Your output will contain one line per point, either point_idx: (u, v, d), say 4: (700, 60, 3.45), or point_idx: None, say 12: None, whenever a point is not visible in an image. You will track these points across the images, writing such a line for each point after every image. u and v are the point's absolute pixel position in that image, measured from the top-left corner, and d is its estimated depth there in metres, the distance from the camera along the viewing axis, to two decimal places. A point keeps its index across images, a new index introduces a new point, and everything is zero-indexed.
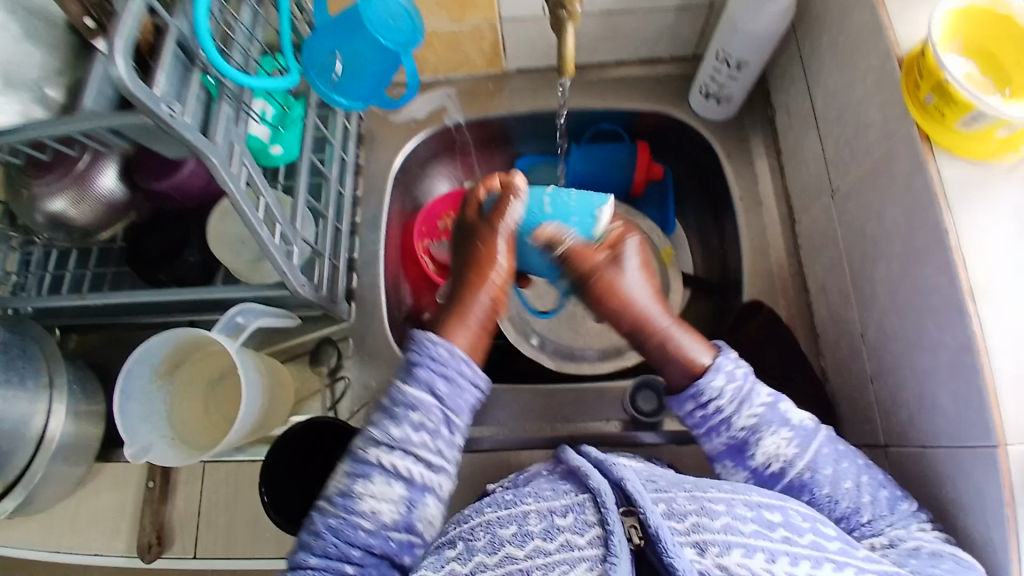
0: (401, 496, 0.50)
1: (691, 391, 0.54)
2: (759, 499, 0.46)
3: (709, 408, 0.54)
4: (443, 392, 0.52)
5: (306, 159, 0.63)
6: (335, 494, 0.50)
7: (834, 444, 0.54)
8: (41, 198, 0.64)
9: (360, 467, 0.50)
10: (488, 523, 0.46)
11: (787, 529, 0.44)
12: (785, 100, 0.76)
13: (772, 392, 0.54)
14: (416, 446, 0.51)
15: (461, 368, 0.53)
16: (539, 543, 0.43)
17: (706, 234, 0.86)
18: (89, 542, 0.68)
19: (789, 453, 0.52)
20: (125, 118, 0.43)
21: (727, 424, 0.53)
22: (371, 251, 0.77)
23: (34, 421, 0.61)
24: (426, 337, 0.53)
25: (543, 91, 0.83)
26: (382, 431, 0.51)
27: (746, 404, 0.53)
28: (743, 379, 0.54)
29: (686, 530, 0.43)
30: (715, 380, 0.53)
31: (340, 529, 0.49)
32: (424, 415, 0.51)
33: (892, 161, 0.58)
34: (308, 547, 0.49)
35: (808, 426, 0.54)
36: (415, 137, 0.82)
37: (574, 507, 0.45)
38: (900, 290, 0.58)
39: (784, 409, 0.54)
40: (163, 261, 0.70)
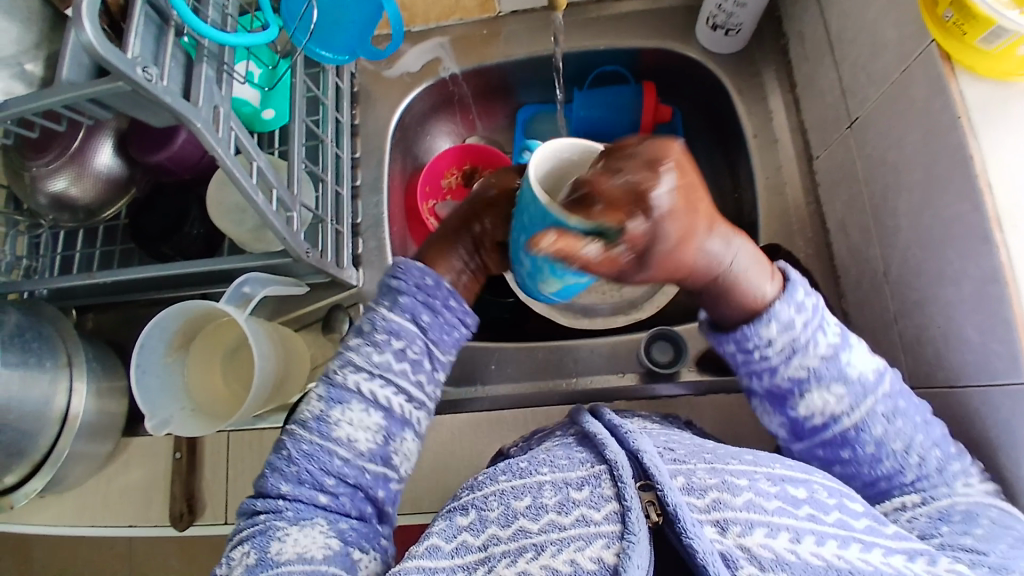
0: (378, 425, 0.51)
1: (734, 336, 0.52)
2: (782, 473, 0.45)
3: (753, 354, 0.52)
4: (426, 323, 0.53)
5: (298, 122, 0.61)
6: (309, 419, 0.51)
7: (890, 400, 0.51)
8: (40, 179, 0.64)
9: (337, 392, 0.51)
10: (501, 493, 0.46)
11: (812, 506, 0.43)
12: (798, 26, 0.72)
13: (833, 343, 0.52)
14: (396, 375, 0.52)
15: (446, 300, 0.55)
16: (553, 517, 0.43)
17: (719, 175, 0.82)
18: (124, 513, 0.71)
19: (838, 408, 0.51)
20: (102, 85, 0.42)
21: (771, 372, 0.52)
22: (375, 214, 0.75)
23: (58, 401, 0.62)
24: (410, 264, 0.55)
25: (540, 34, 0.79)
26: (362, 356, 0.52)
27: (798, 355, 0.51)
28: (801, 329, 0.51)
29: (706, 507, 0.42)
30: (765, 329, 0.51)
31: (314, 454, 0.49)
32: (407, 343, 0.53)
33: (913, 85, 0.54)
34: (280, 473, 0.49)
35: (868, 380, 0.52)
36: (411, 92, 0.79)
37: (590, 480, 0.45)
38: (923, 223, 0.55)
39: (845, 361, 0.51)
40: (167, 236, 0.69)
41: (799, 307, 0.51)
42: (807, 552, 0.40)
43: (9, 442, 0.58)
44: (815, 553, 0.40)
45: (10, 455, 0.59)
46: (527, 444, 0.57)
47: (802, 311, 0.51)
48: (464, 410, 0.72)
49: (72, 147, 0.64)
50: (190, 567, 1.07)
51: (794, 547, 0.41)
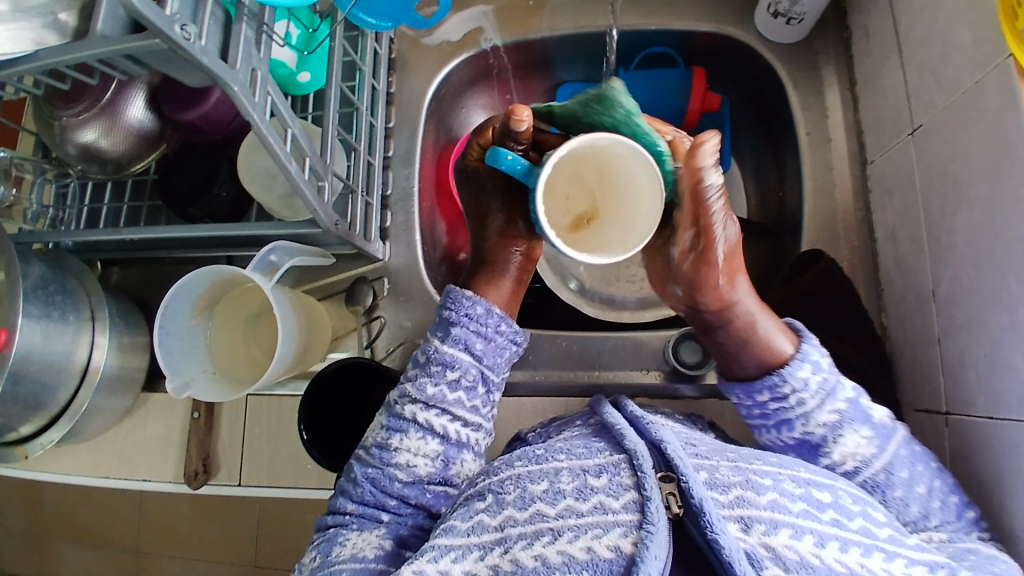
0: (436, 451, 0.51)
1: (769, 383, 0.52)
2: (808, 477, 0.44)
3: (788, 400, 0.52)
4: (480, 351, 0.53)
5: (335, 87, 0.58)
6: (371, 446, 0.51)
7: (910, 446, 0.52)
8: (69, 129, 0.63)
9: (397, 421, 0.52)
10: (519, 477, 0.45)
11: (836, 511, 0.42)
12: (865, 18, 0.68)
13: (855, 388, 0.52)
14: (452, 404, 0.52)
15: (498, 325, 0.54)
16: (571, 502, 0.42)
17: (764, 171, 0.79)
18: (139, 469, 0.71)
19: (867, 453, 0.51)
20: (136, 41, 0.40)
21: (804, 419, 0.52)
22: (405, 186, 0.73)
23: (78, 355, 0.62)
24: (461, 293, 0.55)
25: (588, 9, 0.75)
26: (417, 387, 0.52)
27: (829, 399, 0.51)
28: (828, 372, 0.52)
29: (730, 504, 0.41)
30: (799, 371, 0.52)
31: (377, 479, 0.50)
32: (461, 373, 0.52)
33: (985, 95, 0.50)
34: (348, 493, 0.51)
35: (887, 424, 0.52)
36: (450, 62, 0.76)
37: (609, 468, 0.43)
38: (983, 242, 0.52)
39: (865, 405, 0.52)
40: (196, 195, 0.67)
41: (815, 367, 0.52)
42: (831, 558, 0.39)
43: (30, 393, 0.58)
44: (839, 559, 0.39)
45: (28, 408, 0.59)
46: (546, 432, 0.56)
47: (818, 371, 0.52)
48: None
49: (102, 99, 0.62)
50: (198, 519, 1.09)
51: (818, 551, 0.39)
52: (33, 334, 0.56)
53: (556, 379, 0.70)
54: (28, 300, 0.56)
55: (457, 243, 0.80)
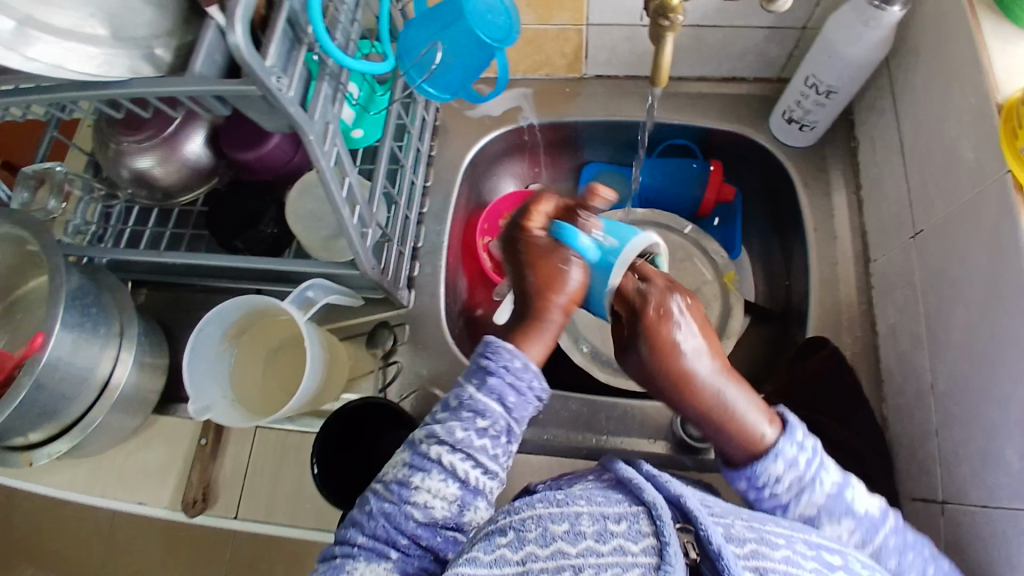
0: (454, 495, 0.51)
1: (746, 475, 0.52)
2: (819, 540, 0.46)
3: (765, 491, 0.52)
4: (512, 404, 0.53)
5: (387, 146, 0.64)
6: (392, 482, 0.51)
7: (901, 534, 0.52)
8: (127, 153, 0.67)
9: (419, 460, 0.52)
10: (540, 517, 0.45)
11: (846, 573, 0.44)
12: (871, 131, 0.75)
13: (837, 480, 0.52)
14: (477, 451, 0.51)
15: (532, 382, 0.53)
16: (591, 543, 0.42)
17: (773, 261, 0.84)
18: (135, 493, 0.70)
19: (851, 542, 0.51)
20: (232, 85, 0.45)
21: (782, 510, 0.52)
22: (436, 241, 0.77)
23: (101, 369, 0.63)
24: (501, 343, 0.54)
25: (620, 99, 0.83)
26: (445, 430, 0.52)
27: (806, 493, 0.51)
28: (805, 467, 0.51)
29: (746, 554, 0.42)
30: (773, 466, 0.51)
31: (393, 514, 0.50)
32: (490, 423, 0.52)
33: (981, 207, 0.56)
34: (360, 525, 0.51)
35: (875, 515, 0.52)
36: (489, 134, 0.82)
37: (629, 516, 0.44)
38: (978, 340, 0.56)
39: (850, 498, 0.52)
40: (243, 230, 0.71)
41: (790, 462, 0.51)
42: None
43: (49, 401, 0.58)
44: None
45: (45, 415, 0.59)
46: (557, 484, 0.56)
47: (795, 466, 0.51)
48: None
49: (166, 130, 0.66)
50: (168, 560, 1.05)
51: None
52: (64, 343, 0.57)
53: (565, 439, 0.72)
54: (68, 308, 0.58)
55: (475, 299, 0.84)
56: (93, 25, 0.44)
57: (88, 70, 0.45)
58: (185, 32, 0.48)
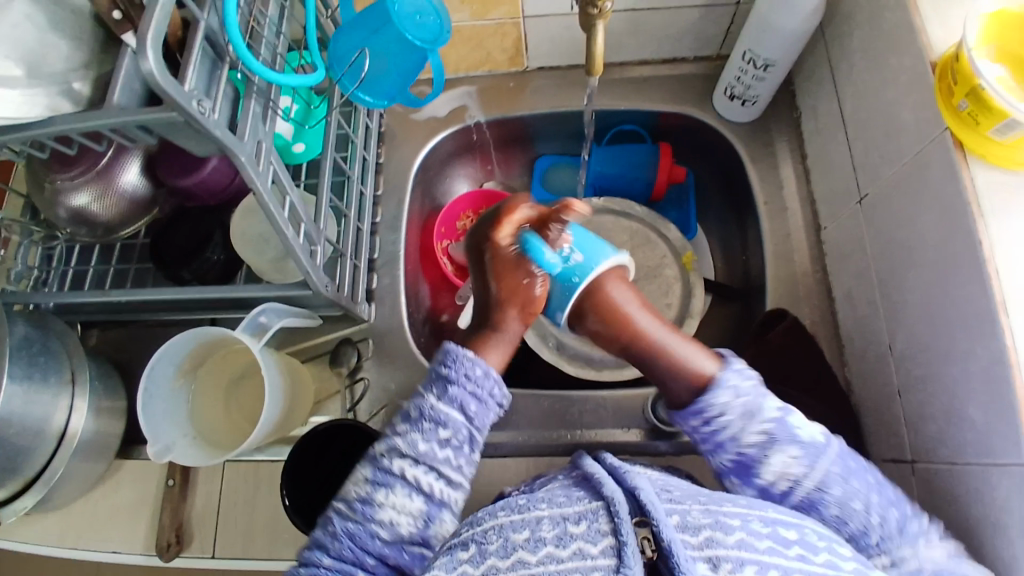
0: (419, 510, 0.50)
1: (698, 406, 0.54)
2: (775, 516, 0.46)
3: (716, 423, 0.53)
4: (473, 412, 0.53)
5: (328, 159, 0.62)
6: (354, 500, 0.50)
7: (845, 462, 0.52)
8: (63, 192, 0.64)
9: (382, 475, 0.50)
10: (502, 527, 0.46)
11: (801, 547, 0.45)
12: (812, 101, 0.75)
13: (781, 406, 0.53)
14: (440, 462, 0.51)
15: (493, 388, 0.54)
16: (551, 549, 0.43)
17: (729, 238, 0.85)
18: (107, 540, 0.68)
19: (798, 472, 0.51)
20: (153, 113, 0.43)
21: (735, 439, 0.53)
22: (391, 251, 0.76)
23: (56, 418, 0.61)
24: (460, 351, 0.54)
25: (565, 91, 0.82)
26: (408, 443, 0.51)
27: (753, 420, 0.52)
28: (751, 395, 0.53)
29: (699, 545, 0.43)
30: (720, 396, 0.53)
31: (356, 534, 0.49)
32: (453, 432, 0.52)
33: (924, 168, 0.57)
34: (324, 546, 0.49)
35: (819, 443, 0.52)
36: (437, 136, 0.81)
37: (587, 515, 0.45)
38: (932, 300, 0.57)
39: (794, 425, 0.53)
40: (188, 259, 0.69)
41: (735, 391, 0.53)
42: None
43: (4, 458, 0.56)
44: None
45: (3, 471, 0.57)
46: (527, 488, 0.56)
47: (741, 394, 0.53)
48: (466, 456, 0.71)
49: (98, 164, 0.63)
50: None
51: None
52: (15, 397, 0.56)
53: (540, 438, 0.71)
54: (12, 361, 0.56)
55: (439, 305, 0.83)
56: (8, 67, 0.43)
57: (7, 112, 0.43)
58: (103, 63, 0.47)
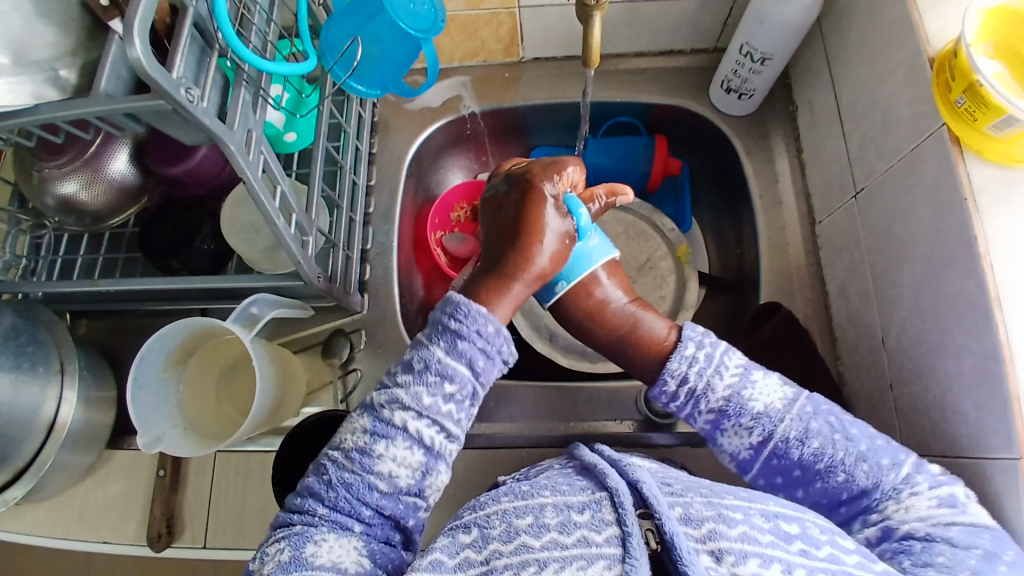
0: (419, 463, 0.48)
1: (669, 370, 0.54)
2: (776, 510, 0.46)
3: (685, 383, 0.53)
4: (481, 369, 0.50)
5: (321, 148, 0.62)
6: (352, 451, 0.48)
7: (814, 415, 0.52)
8: (50, 181, 0.63)
9: (382, 427, 0.48)
10: (504, 512, 0.46)
11: (804, 542, 0.44)
12: (808, 94, 0.75)
13: (741, 361, 0.54)
14: (443, 417, 0.49)
15: (502, 346, 0.51)
16: (555, 535, 0.43)
17: (722, 231, 0.85)
18: (98, 530, 0.68)
19: (754, 441, 0.52)
20: (141, 101, 0.42)
21: (706, 399, 0.53)
22: (385, 241, 0.76)
23: (45, 408, 0.61)
24: (472, 305, 0.50)
25: (561, 82, 0.81)
26: (411, 395, 0.49)
27: (703, 400, 0.53)
28: (711, 350, 0.54)
29: (702, 537, 0.43)
30: (683, 353, 0.54)
31: (353, 484, 0.48)
32: (459, 388, 0.49)
33: (921, 162, 0.57)
34: (318, 495, 0.48)
35: (783, 398, 0.53)
36: (430, 126, 0.80)
37: (591, 505, 0.45)
38: (926, 295, 0.57)
39: (754, 378, 0.53)
40: (177, 249, 0.69)
41: (697, 347, 0.54)
42: None
43: None
44: None
45: None
46: (525, 475, 0.56)
47: (702, 349, 0.54)
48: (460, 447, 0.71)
49: (86, 153, 0.62)
50: None
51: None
52: None
53: (533, 430, 0.72)
54: None
55: (433, 297, 0.82)
56: None
57: None
58: (90, 48, 0.46)
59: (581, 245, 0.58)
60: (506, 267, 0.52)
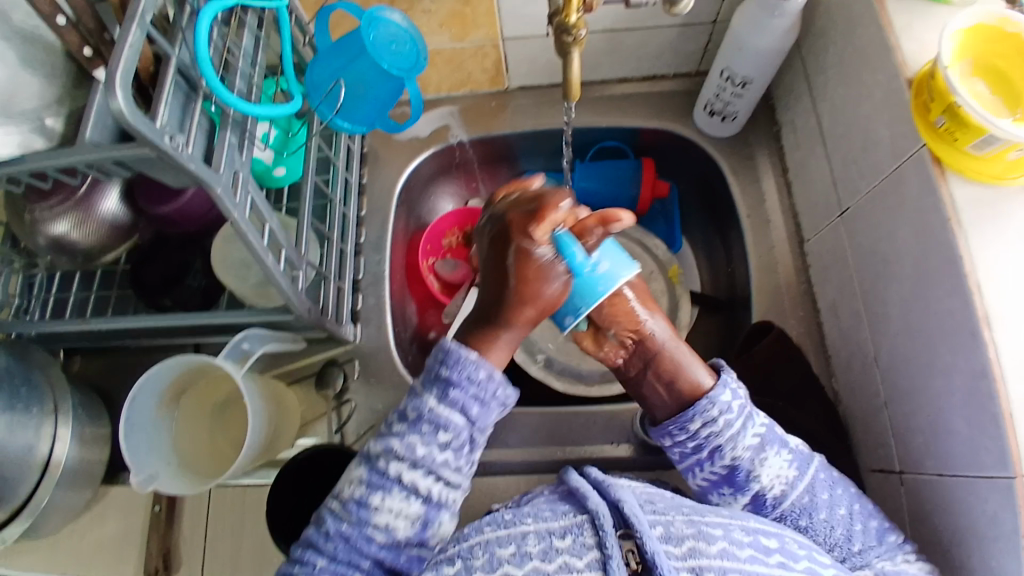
0: (417, 513, 0.49)
1: (699, 408, 0.54)
2: (756, 525, 0.48)
3: (713, 427, 0.54)
4: (475, 415, 0.50)
5: (309, 182, 0.62)
6: (348, 501, 0.49)
7: (828, 472, 0.56)
8: (41, 222, 0.63)
9: (379, 478, 0.49)
10: (487, 542, 0.46)
11: (782, 554, 0.46)
12: (791, 115, 0.76)
13: (767, 418, 0.56)
14: (439, 466, 0.49)
15: (496, 390, 0.51)
16: (537, 563, 0.44)
17: (714, 251, 0.85)
18: (96, 569, 0.68)
19: (790, 475, 0.54)
20: (126, 149, 0.43)
21: (732, 445, 0.54)
22: (377, 271, 0.76)
23: (39, 449, 0.61)
24: (463, 351, 0.50)
25: (547, 108, 0.83)
26: (405, 446, 0.49)
27: (750, 422, 0.54)
28: (745, 400, 0.55)
29: (683, 555, 0.43)
30: (721, 396, 0.55)
31: (352, 537, 0.48)
32: (453, 436, 0.49)
33: (901, 183, 0.57)
34: (317, 547, 0.48)
35: (803, 451, 0.56)
36: (419, 156, 0.81)
37: (573, 529, 0.46)
38: (913, 312, 0.57)
39: (780, 432, 0.56)
40: (168, 287, 0.70)
41: (726, 408, 0.54)
42: None
43: None
44: None
45: None
46: (515, 502, 0.56)
47: (729, 412, 0.54)
48: None
49: (78, 193, 0.63)
50: None
51: None
52: None
53: (529, 457, 0.71)
54: None
55: (427, 322, 0.82)
56: None
57: None
58: (75, 98, 0.48)
59: (582, 278, 0.52)
60: (500, 315, 0.52)
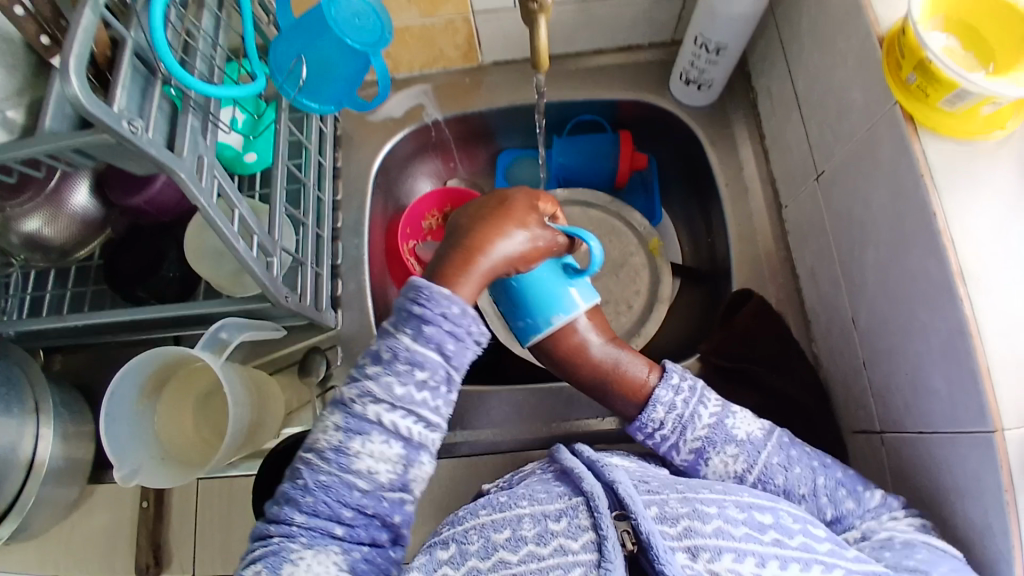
0: (398, 455, 0.48)
1: (636, 425, 0.57)
2: (750, 501, 0.48)
3: (655, 436, 0.56)
4: (451, 350, 0.49)
5: (281, 167, 0.61)
6: (327, 450, 0.48)
7: (785, 450, 0.54)
8: (13, 219, 0.62)
9: (355, 423, 0.48)
10: (482, 527, 0.47)
11: (778, 531, 0.46)
12: (766, 82, 0.75)
13: (716, 410, 0.56)
14: (418, 406, 0.49)
15: (470, 326, 0.50)
16: (533, 547, 0.44)
17: (693, 223, 0.85)
18: (84, 566, 0.68)
19: (738, 468, 0.54)
20: (85, 137, 0.42)
21: (673, 449, 0.56)
22: (355, 256, 0.75)
23: (22, 448, 0.61)
24: (434, 286, 0.49)
25: (521, 84, 0.82)
26: (382, 387, 0.48)
27: (688, 429, 0.55)
28: (683, 406, 0.56)
29: (678, 535, 0.44)
30: (654, 412, 0.56)
31: (331, 487, 0.47)
32: (429, 374, 0.49)
33: (874, 144, 0.57)
34: (296, 502, 0.47)
35: (759, 436, 0.55)
36: (395, 137, 0.80)
37: (568, 511, 0.46)
38: (890, 275, 0.57)
39: (730, 425, 0.55)
40: (142, 276, 0.69)
41: (668, 406, 0.56)
42: None
43: None
44: None
45: None
46: (506, 481, 0.57)
47: (672, 409, 0.56)
48: (445, 455, 0.72)
49: (47, 188, 0.61)
50: None
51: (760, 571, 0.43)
52: None
53: (516, 434, 0.72)
54: None
55: None
56: None
57: None
58: (35, 86, 0.47)
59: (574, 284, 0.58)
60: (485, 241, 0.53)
